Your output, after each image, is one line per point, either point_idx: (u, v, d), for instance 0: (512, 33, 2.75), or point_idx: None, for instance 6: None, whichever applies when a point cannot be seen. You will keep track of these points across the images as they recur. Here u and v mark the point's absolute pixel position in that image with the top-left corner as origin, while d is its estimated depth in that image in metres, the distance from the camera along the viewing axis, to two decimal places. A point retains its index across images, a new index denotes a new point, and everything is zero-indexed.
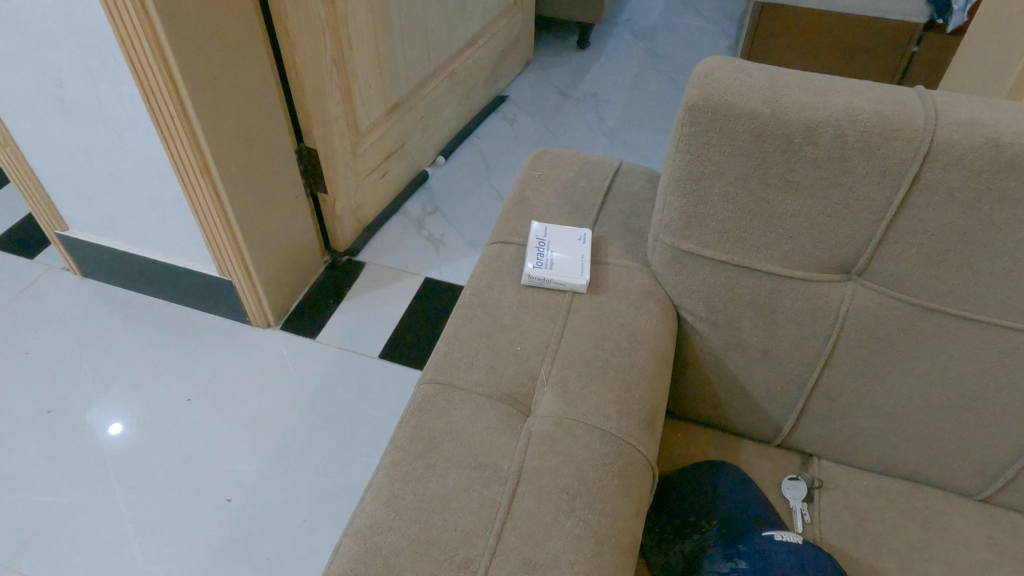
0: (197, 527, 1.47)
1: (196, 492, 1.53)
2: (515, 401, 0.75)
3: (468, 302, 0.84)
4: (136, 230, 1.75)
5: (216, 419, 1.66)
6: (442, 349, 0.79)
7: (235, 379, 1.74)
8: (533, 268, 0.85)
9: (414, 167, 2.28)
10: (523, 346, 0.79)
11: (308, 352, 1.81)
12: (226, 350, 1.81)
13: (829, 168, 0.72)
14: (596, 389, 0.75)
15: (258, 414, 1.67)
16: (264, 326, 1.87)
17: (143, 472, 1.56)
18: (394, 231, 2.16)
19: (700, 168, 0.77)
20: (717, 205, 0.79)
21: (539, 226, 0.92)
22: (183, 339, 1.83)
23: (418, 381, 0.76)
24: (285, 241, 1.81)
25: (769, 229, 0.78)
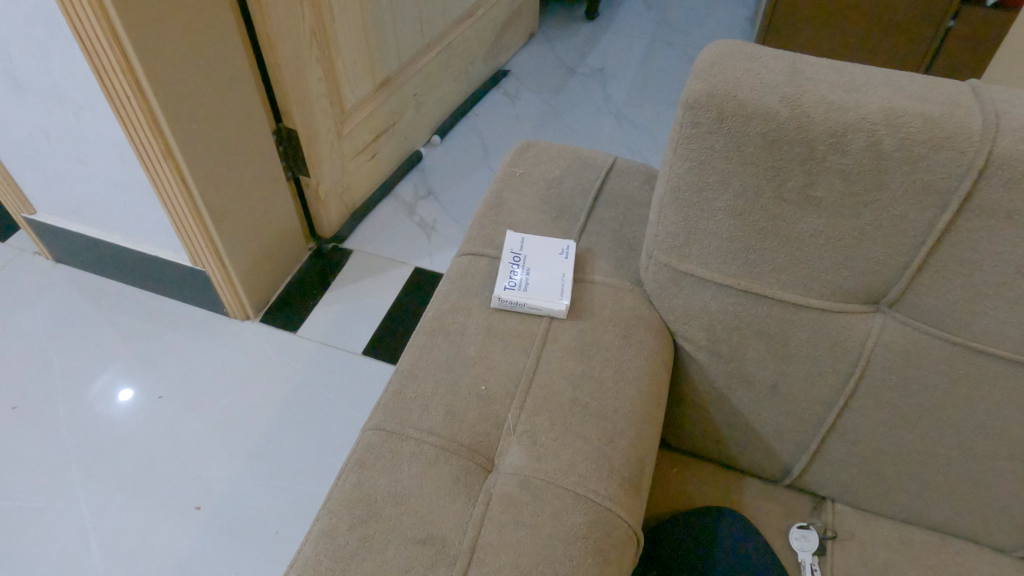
0: (163, 536, 1.38)
1: (165, 499, 1.44)
2: (475, 453, 0.63)
3: (428, 326, 0.73)
4: (104, 216, 1.63)
5: (188, 420, 1.57)
6: (394, 386, 0.68)
7: (210, 376, 1.65)
8: (502, 289, 0.73)
9: (407, 147, 2.15)
10: (489, 384, 0.67)
11: (287, 347, 1.70)
12: (201, 344, 1.71)
13: (859, 182, 0.58)
14: (571, 441, 0.64)
15: (233, 415, 1.58)
16: (243, 318, 1.76)
17: (108, 475, 1.47)
18: (384, 216, 2.03)
19: (701, 177, 0.64)
20: (721, 221, 0.66)
21: (515, 238, 0.80)
22: (158, 331, 1.74)
23: (363, 427, 0.64)
24: (264, 230, 1.69)
25: (784, 251, 0.65)
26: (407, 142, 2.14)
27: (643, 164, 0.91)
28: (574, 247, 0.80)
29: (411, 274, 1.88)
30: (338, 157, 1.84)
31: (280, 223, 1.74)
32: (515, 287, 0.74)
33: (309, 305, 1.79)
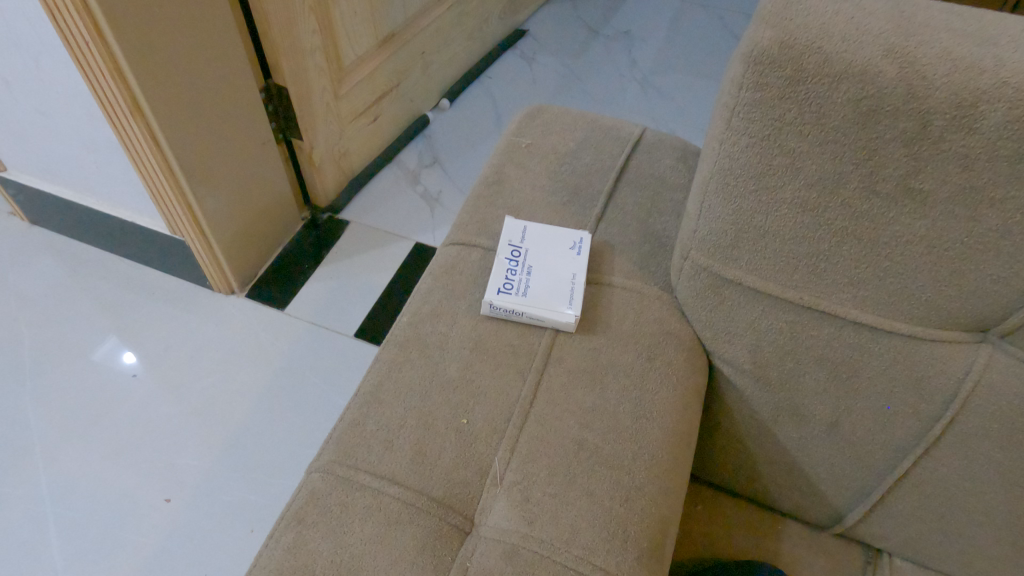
0: (129, 532, 1.16)
1: (124, 493, 1.21)
2: (448, 510, 0.48)
3: (403, 334, 0.58)
4: (77, 174, 1.44)
5: (161, 399, 1.34)
6: (353, 413, 0.53)
7: (187, 352, 1.42)
8: (495, 292, 0.58)
9: (413, 111, 1.96)
10: (472, 414, 0.53)
11: (275, 324, 1.48)
12: (184, 317, 1.48)
13: (987, 174, 0.42)
14: (574, 498, 0.49)
15: (211, 396, 1.35)
16: (227, 292, 1.53)
17: (74, 460, 1.24)
18: (385, 185, 1.84)
19: (763, 158, 0.48)
20: (785, 217, 0.50)
21: (515, 226, 0.65)
22: (134, 300, 1.51)
23: (309, 467, 0.50)
24: (254, 193, 1.46)
25: (866, 259, 0.49)
26: (413, 106, 1.95)
27: (677, 138, 0.75)
28: (589, 240, 0.64)
29: (411, 250, 1.68)
30: (336, 120, 1.65)
31: (272, 188, 1.52)
32: (512, 292, 0.59)
33: (300, 278, 1.57)
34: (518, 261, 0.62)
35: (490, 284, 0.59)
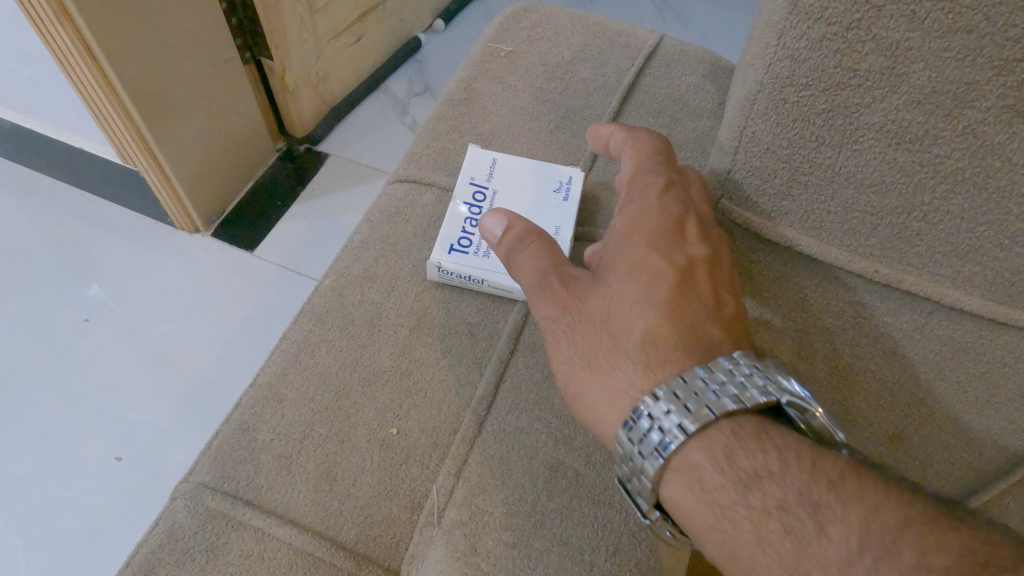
0: (77, 534, 0.74)
1: (21, 507, 0.75)
2: (365, 562, 0.34)
3: (322, 305, 0.43)
4: None
5: (102, 356, 0.86)
6: (243, 414, 0.39)
7: (137, 287, 0.93)
8: (446, 250, 0.43)
9: (403, 30, 1.29)
10: (406, 421, 0.39)
11: (239, 260, 0.98)
12: (130, 242, 0.97)
13: None
14: (537, 551, 0.35)
15: (184, 347, 0.88)
16: (188, 228, 0.98)
17: (14, 428, 0.80)
18: (368, 117, 1.21)
19: (844, 60, 0.31)
20: (868, 151, 0.33)
21: (480, 158, 0.48)
22: (57, 206, 0.98)
23: (181, 486, 0.36)
24: (238, 81, 0.93)
25: (988, 218, 0.33)
26: (414, 32, 1.33)
27: (704, 50, 0.58)
28: (580, 180, 0.48)
29: None
30: (313, 44, 1.05)
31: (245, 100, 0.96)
32: (469, 253, 0.43)
33: (270, 211, 1.04)
34: (482, 206, 0.46)
35: (439, 242, 0.43)
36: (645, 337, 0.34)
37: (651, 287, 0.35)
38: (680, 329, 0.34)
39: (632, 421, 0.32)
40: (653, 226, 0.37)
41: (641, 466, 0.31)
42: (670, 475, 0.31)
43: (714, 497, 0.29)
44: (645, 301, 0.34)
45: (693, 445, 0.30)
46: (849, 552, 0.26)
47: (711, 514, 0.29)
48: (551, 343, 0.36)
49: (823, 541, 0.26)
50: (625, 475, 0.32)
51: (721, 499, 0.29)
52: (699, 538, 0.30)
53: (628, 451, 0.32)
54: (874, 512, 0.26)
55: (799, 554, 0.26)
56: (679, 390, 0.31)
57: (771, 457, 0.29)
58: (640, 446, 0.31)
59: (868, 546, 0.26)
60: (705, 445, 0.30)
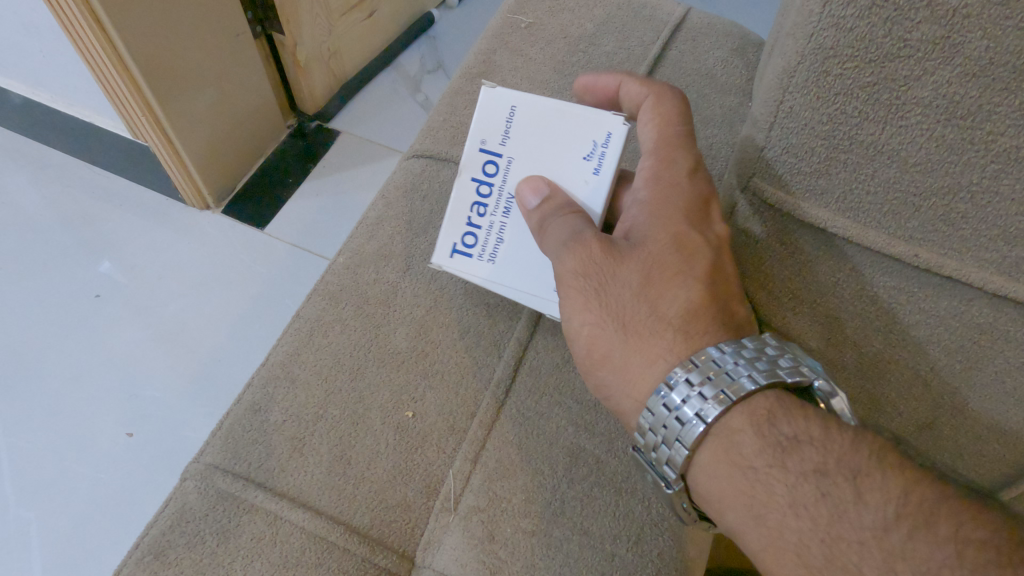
0: (85, 507, 0.74)
1: (33, 479, 0.75)
2: (380, 546, 0.33)
3: (336, 284, 0.42)
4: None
5: (113, 332, 0.86)
6: (255, 393, 0.38)
7: (148, 262, 0.92)
8: (449, 252, 0.41)
9: (415, 4, 1.26)
10: (422, 404, 0.38)
11: (250, 239, 0.97)
12: (141, 218, 0.95)
13: None
14: (559, 539, 0.34)
15: (194, 324, 0.87)
16: (197, 204, 0.97)
17: (27, 400, 0.80)
18: (380, 93, 1.19)
19: (894, 29, 0.29)
20: (914, 128, 0.32)
21: (497, 103, 0.41)
22: (69, 180, 0.97)
23: (192, 466, 0.35)
24: (249, 55, 0.91)
25: None
26: (427, 7, 1.30)
27: (732, 23, 0.56)
28: (620, 138, 0.40)
29: None
30: (325, 18, 1.03)
31: (248, 73, 0.92)
32: (474, 254, 0.41)
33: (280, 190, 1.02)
34: (494, 181, 0.41)
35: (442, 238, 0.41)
36: (683, 313, 0.35)
37: (685, 262, 0.36)
38: (712, 306, 0.35)
39: (671, 386, 0.33)
40: (686, 202, 0.38)
41: (675, 434, 0.33)
42: (705, 438, 0.32)
43: (749, 460, 0.31)
44: (680, 276, 0.35)
45: (733, 410, 0.32)
46: (887, 518, 0.28)
47: (745, 481, 0.31)
48: (576, 300, 0.36)
49: (860, 506, 0.29)
50: (650, 442, 0.34)
51: (755, 461, 0.31)
52: (723, 498, 0.31)
53: (663, 419, 0.33)
54: (912, 483, 0.29)
55: (834, 517, 0.29)
56: (710, 363, 0.33)
57: (808, 427, 0.31)
58: (677, 413, 0.32)
59: (906, 515, 0.28)
60: (746, 411, 0.32)
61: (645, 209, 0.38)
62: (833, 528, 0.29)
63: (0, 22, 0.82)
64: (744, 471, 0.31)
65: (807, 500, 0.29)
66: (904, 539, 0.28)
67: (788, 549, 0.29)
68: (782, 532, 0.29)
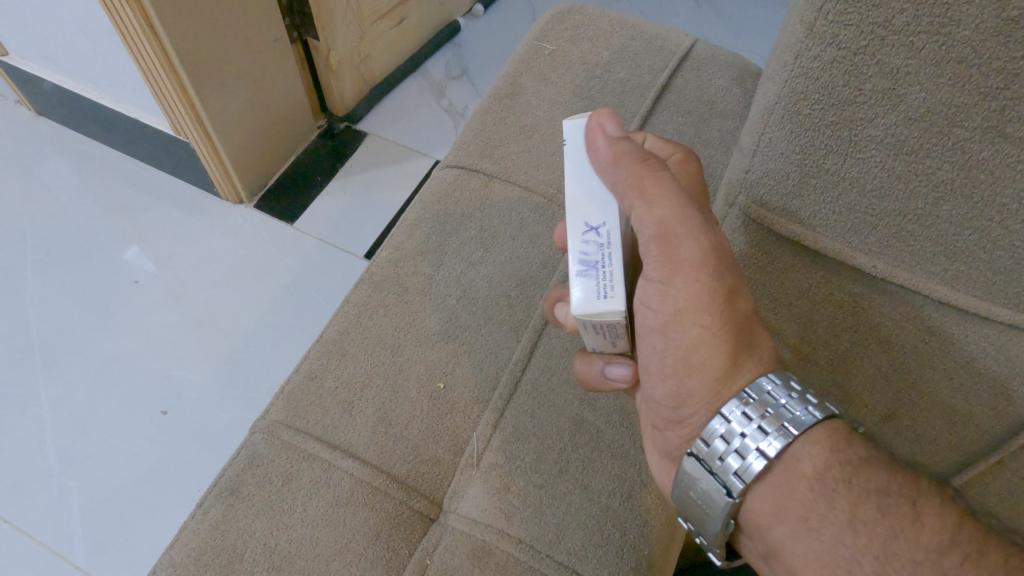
0: (124, 475, 0.82)
1: (80, 449, 0.83)
2: (414, 492, 0.40)
3: (379, 274, 0.49)
4: (58, 48, 0.95)
5: (150, 317, 0.94)
6: (311, 364, 0.45)
7: (184, 253, 1.00)
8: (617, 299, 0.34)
9: (443, 13, 1.33)
10: (451, 377, 0.45)
11: (283, 236, 1.04)
12: (182, 212, 1.04)
13: None
14: (564, 493, 0.40)
15: (225, 310, 0.95)
16: (233, 196, 1.05)
17: (76, 376, 0.88)
18: (407, 97, 1.27)
19: (852, 80, 0.36)
20: (870, 160, 0.38)
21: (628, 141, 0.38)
22: (120, 179, 1.07)
23: (259, 422, 0.43)
24: (284, 61, 0.99)
25: (973, 224, 0.37)
26: (454, 17, 1.38)
27: (735, 53, 0.62)
28: None
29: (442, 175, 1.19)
30: (357, 25, 1.10)
31: (283, 77, 1.00)
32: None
33: (313, 186, 1.10)
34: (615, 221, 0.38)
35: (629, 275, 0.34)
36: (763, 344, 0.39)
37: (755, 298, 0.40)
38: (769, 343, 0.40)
39: (753, 399, 0.36)
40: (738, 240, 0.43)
41: (740, 447, 0.36)
42: (782, 455, 0.36)
43: (820, 476, 0.35)
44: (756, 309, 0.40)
45: (814, 430, 0.36)
46: (941, 543, 0.33)
47: (813, 492, 0.35)
48: (695, 296, 0.37)
49: (918, 528, 0.34)
50: (717, 451, 0.37)
51: (825, 477, 0.35)
52: (780, 510, 0.36)
53: (734, 428, 0.36)
54: (963, 517, 0.34)
55: (889, 536, 0.33)
56: (797, 383, 0.37)
57: (875, 456, 0.36)
58: (760, 424, 0.36)
59: (958, 545, 0.33)
60: (826, 429, 0.36)
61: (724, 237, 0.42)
62: (890, 546, 0.33)
63: (62, 28, 0.90)
64: (813, 484, 0.35)
65: (868, 519, 0.34)
66: (954, 565, 0.33)
67: (841, 561, 0.33)
68: (836, 546, 0.34)
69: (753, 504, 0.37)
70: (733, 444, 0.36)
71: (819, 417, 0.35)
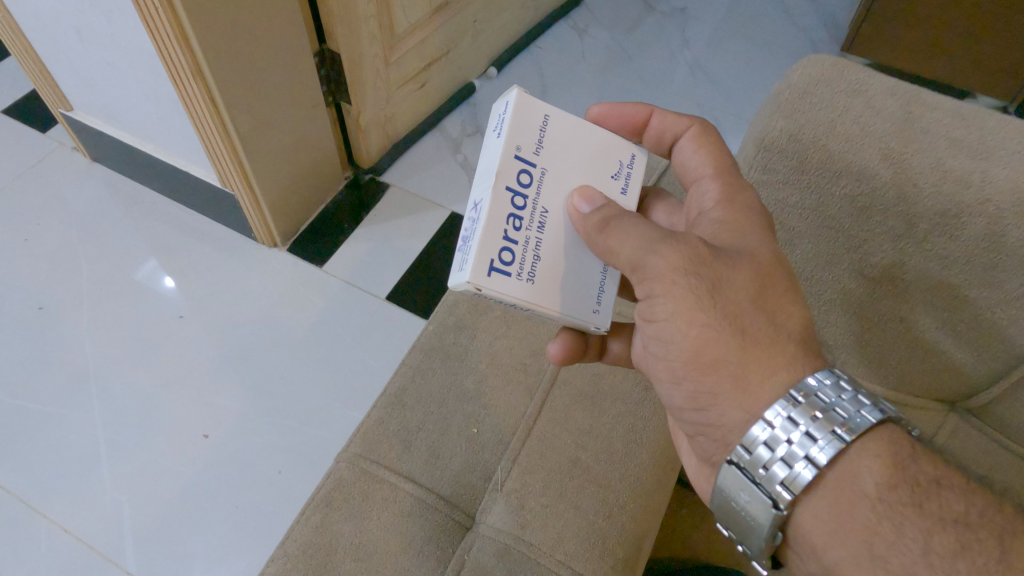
0: (167, 479, 1.04)
1: (136, 457, 1.05)
2: (454, 509, 0.57)
3: (428, 343, 0.66)
4: (134, 119, 1.19)
5: (192, 352, 1.16)
6: (378, 413, 0.61)
7: (229, 301, 1.22)
8: (487, 269, 0.51)
9: (460, 77, 1.58)
10: (482, 425, 0.61)
11: (307, 279, 1.26)
12: (226, 261, 1.27)
13: (954, 260, 0.54)
14: (564, 510, 0.56)
15: (251, 342, 1.18)
16: (270, 244, 1.29)
17: (128, 400, 1.10)
18: (425, 153, 1.49)
19: (787, 222, 0.62)
20: (806, 266, 0.64)
21: (523, 117, 0.55)
22: (187, 235, 1.31)
23: (339, 456, 0.59)
24: (316, 128, 1.21)
25: (864, 308, 0.63)
26: (467, 81, 1.62)
27: None
28: (640, 159, 0.61)
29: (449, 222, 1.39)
30: (385, 90, 1.33)
31: (318, 145, 1.24)
32: (508, 269, 0.52)
33: (339, 234, 1.32)
34: (528, 190, 0.54)
35: (480, 256, 0.51)
36: (784, 324, 0.50)
37: (779, 280, 0.51)
38: (799, 328, 0.50)
39: (801, 401, 0.46)
40: (754, 215, 0.54)
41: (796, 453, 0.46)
42: (839, 465, 0.46)
43: (882, 495, 0.44)
44: (765, 275, 0.51)
45: (875, 446, 0.45)
46: None
47: (875, 512, 0.44)
48: (686, 299, 0.49)
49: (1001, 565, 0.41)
50: (767, 459, 0.47)
51: (886, 495, 0.44)
52: (839, 530, 0.45)
53: (789, 435, 0.46)
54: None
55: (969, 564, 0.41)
56: (844, 384, 0.47)
57: (949, 485, 0.45)
58: (812, 434, 0.46)
59: None
60: (886, 449, 0.45)
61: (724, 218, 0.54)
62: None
63: (139, 104, 1.13)
64: (874, 500, 0.44)
65: (943, 550, 0.42)
66: None
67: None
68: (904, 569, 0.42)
69: (810, 518, 0.46)
70: (779, 454, 0.46)
71: (875, 421, 0.45)
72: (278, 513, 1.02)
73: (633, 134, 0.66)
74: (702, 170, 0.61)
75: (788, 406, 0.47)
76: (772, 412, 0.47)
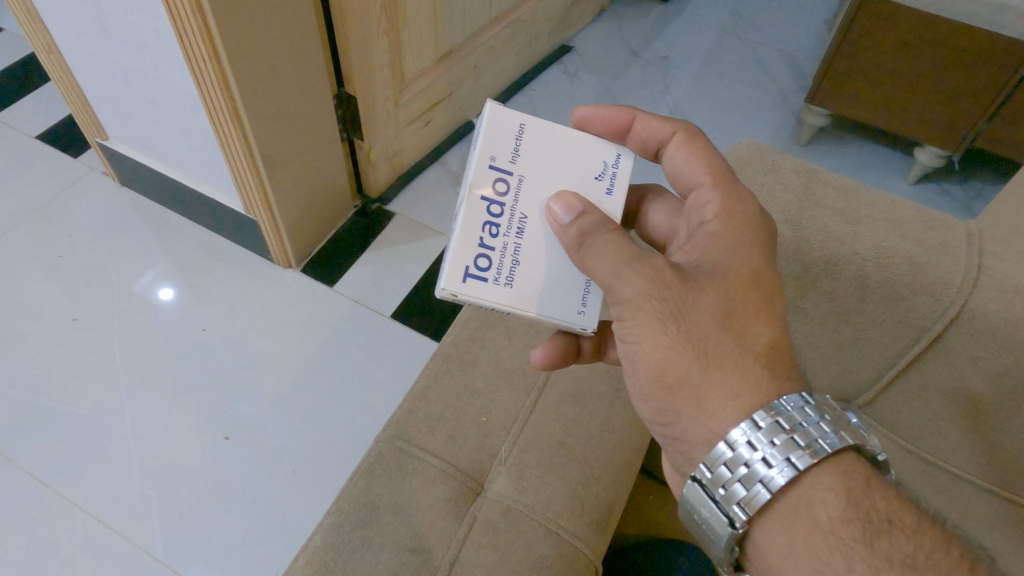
0: (194, 470, 1.19)
1: (163, 454, 1.20)
2: (468, 478, 0.74)
3: (449, 351, 0.84)
4: (169, 151, 1.36)
5: (213, 363, 1.32)
6: (408, 404, 0.78)
7: (252, 317, 1.38)
8: (463, 278, 0.67)
9: (461, 115, 1.77)
10: (490, 417, 0.78)
11: (317, 296, 1.43)
12: (250, 281, 1.44)
13: (839, 295, 0.76)
14: (553, 481, 0.73)
15: (268, 352, 1.34)
16: (285, 263, 1.46)
17: (156, 403, 1.26)
18: (429, 184, 1.67)
19: None
20: None
21: (493, 132, 0.70)
22: (214, 257, 1.47)
23: (376, 438, 0.75)
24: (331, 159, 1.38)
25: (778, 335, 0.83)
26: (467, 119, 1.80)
27: None
28: (626, 157, 0.74)
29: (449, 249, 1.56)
30: (393, 127, 1.50)
31: (328, 174, 1.40)
32: (484, 273, 0.68)
33: (348, 257, 1.50)
34: (505, 197, 0.70)
35: (453, 266, 0.67)
36: (759, 331, 0.59)
37: (762, 283, 0.61)
38: (774, 339, 0.59)
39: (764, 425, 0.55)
40: (748, 231, 0.64)
41: (754, 476, 0.55)
42: (795, 491, 0.55)
43: (835, 528, 0.53)
44: (748, 282, 0.60)
45: (832, 481, 0.55)
46: None
47: (827, 540, 0.53)
48: (649, 324, 0.60)
49: None
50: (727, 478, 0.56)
51: (837, 528, 0.53)
52: (795, 556, 0.54)
53: (749, 458, 0.55)
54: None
55: None
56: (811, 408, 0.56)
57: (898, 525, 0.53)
58: (767, 459, 0.55)
59: None
60: (840, 482, 0.55)
61: (718, 231, 0.64)
62: None
63: (175, 139, 1.30)
64: (827, 531, 0.53)
65: None
66: None
67: None
68: None
69: (770, 539, 0.56)
70: (737, 474, 0.56)
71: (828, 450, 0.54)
72: (293, 507, 1.17)
73: (616, 136, 0.75)
74: (699, 177, 0.71)
75: (752, 430, 0.56)
76: (738, 433, 0.56)
